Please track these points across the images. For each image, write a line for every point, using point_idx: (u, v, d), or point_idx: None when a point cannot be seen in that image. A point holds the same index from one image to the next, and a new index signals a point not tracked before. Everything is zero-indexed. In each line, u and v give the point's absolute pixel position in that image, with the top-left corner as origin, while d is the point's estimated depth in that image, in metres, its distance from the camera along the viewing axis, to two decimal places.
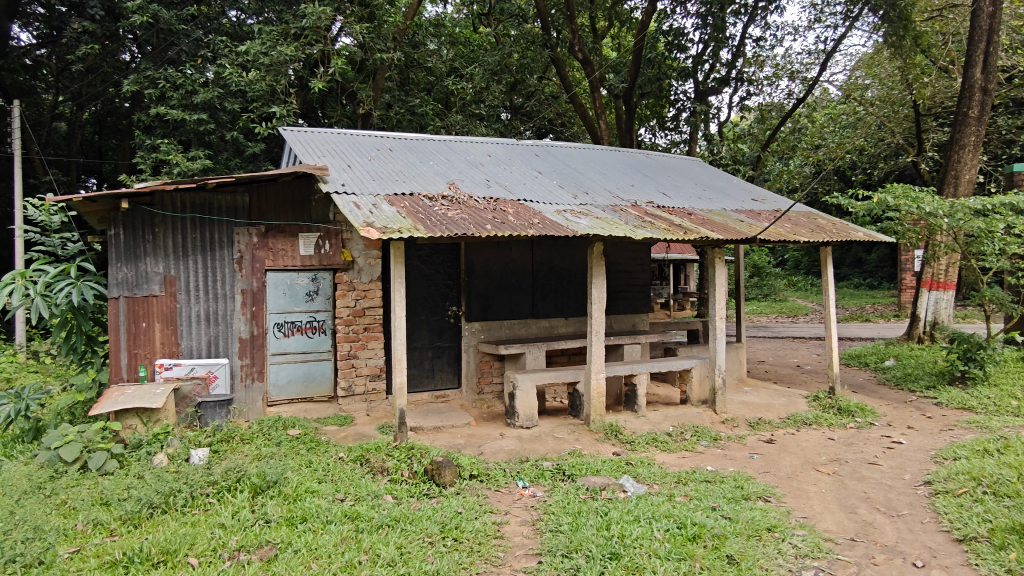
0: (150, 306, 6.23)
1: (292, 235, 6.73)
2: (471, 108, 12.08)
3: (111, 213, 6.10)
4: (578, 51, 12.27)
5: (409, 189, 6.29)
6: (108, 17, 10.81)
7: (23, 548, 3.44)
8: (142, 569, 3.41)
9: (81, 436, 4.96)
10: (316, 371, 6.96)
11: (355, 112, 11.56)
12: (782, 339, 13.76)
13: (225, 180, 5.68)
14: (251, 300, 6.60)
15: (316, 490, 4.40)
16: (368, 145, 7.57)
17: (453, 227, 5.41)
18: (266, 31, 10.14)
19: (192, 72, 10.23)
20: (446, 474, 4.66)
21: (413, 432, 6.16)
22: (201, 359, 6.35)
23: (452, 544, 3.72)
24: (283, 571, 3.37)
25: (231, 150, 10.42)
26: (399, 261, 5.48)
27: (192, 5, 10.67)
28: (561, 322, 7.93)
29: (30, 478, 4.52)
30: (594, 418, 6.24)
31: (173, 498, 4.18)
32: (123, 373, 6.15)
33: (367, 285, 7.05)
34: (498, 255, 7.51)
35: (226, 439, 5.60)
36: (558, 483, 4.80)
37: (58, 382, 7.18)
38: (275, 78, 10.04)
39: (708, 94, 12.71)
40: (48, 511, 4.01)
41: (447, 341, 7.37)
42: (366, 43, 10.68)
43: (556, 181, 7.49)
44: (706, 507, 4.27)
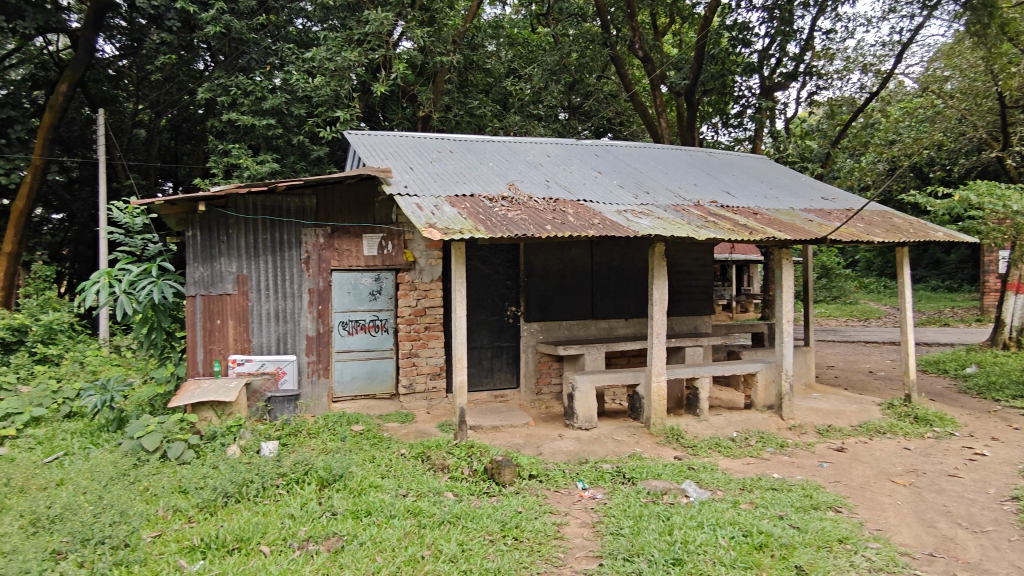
0: (224, 304, 6.53)
1: (356, 236, 6.91)
2: (530, 108, 12.21)
3: (189, 215, 6.42)
4: (638, 48, 12.08)
5: (471, 189, 6.37)
6: (184, 28, 11.31)
7: (112, 531, 3.66)
8: (218, 555, 3.57)
9: (161, 427, 5.25)
10: (379, 369, 7.13)
11: (416, 114, 11.77)
12: (854, 343, 13.18)
13: (294, 183, 5.88)
14: (318, 299, 6.81)
15: (379, 485, 4.51)
16: (430, 147, 7.71)
17: (514, 227, 5.44)
18: (331, 37, 10.43)
19: (261, 79, 10.65)
20: (506, 473, 4.69)
21: (473, 431, 6.22)
22: (271, 355, 6.61)
23: (512, 544, 3.74)
24: (349, 563, 3.46)
25: (297, 153, 10.74)
26: (460, 262, 5.55)
27: (262, 14, 11.09)
28: (621, 323, 7.84)
29: (116, 465, 4.81)
30: (655, 421, 6.15)
31: (246, 488, 4.37)
32: (199, 367, 6.49)
33: (428, 285, 7.15)
34: (557, 255, 7.51)
35: (294, 433, 5.80)
36: (619, 485, 4.76)
37: (139, 375, 7.61)
38: (339, 83, 10.32)
39: (775, 89, 12.31)
40: (133, 496, 4.25)
41: (506, 340, 7.44)
42: (426, 47, 10.86)
43: (617, 180, 7.43)
44: (773, 515, 4.15)
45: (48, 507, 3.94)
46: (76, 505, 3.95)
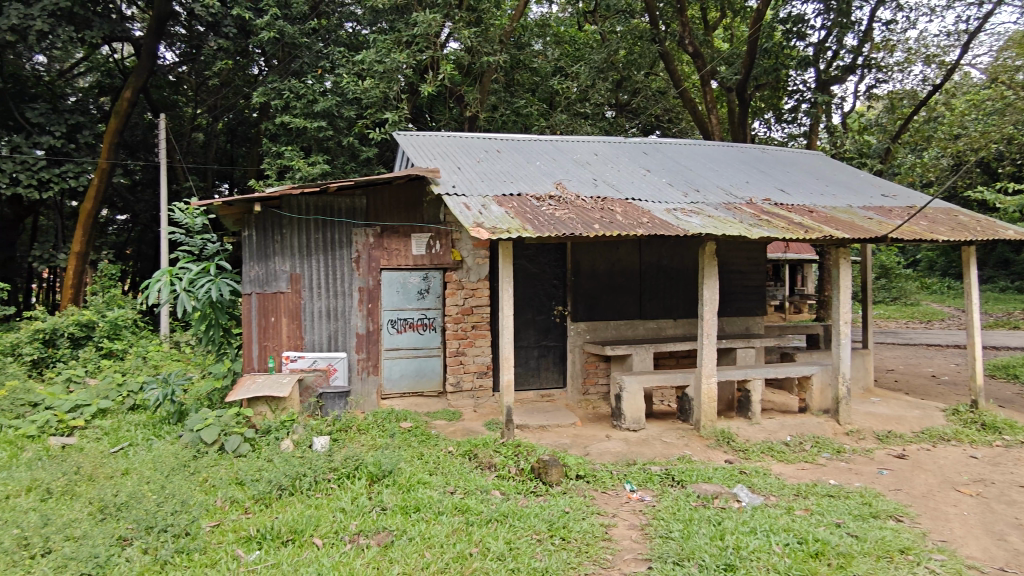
0: (278, 302, 6.72)
1: (405, 236, 6.99)
2: (576, 107, 12.08)
3: (245, 216, 6.63)
4: (688, 44, 11.85)
5: (518, 189, 6.38)
6: (240, 34, 11.67)
7: (174, 520, 3.81)
8: (273, 545, 3.68)
9: (219, 420, 5.44)
10: (427, 367, 7.18)
11: (463, 114, 11.85)
12: (915, 346, 12.67)
13: (344, 183, 6.00)
14: (368, 297, 6.93)
15: (427, 481, 4.56)
16: (478, 147, 7.76)
17: (562, 226, 5.42)
18: (381, 39, 10.60)
19: (313, 82, 10.92)
20: (553, 473, 4.68)
21: (519, 430, 6.23)
22: (323, 353, 6.76)
23: (560, 544, 3.73)
24: (399, 557, 3.51)
25: (347, 155, 10.93)
26: (508, 262, 5.56)
27: (314, 19, 11.37)
28: (670, 323, 7.71)
29: (177, 456, 5.00)
30: (705, 423, 6.03)
31: (299, 481, 4.48)
32: (254, 363, 6.69)
33: (475, 284, 7.20)
34: (605, 254, 7.45)
35: (345, 429, 5.93)
36: (667, 488, 4.69)
37: (198, 369, 7.90)
38: (388, 85, 10.48)
39: (831, 83, 11.89)
40: (193, 487, 4.41)
41: (553, 340, 7.43)
42: (474, 47, 10.92)
43: (666, 179, 7.33)
44: (830, 523, 4.02)
45: (114, 495, 4.13)
46: (140, 494, 4.12)
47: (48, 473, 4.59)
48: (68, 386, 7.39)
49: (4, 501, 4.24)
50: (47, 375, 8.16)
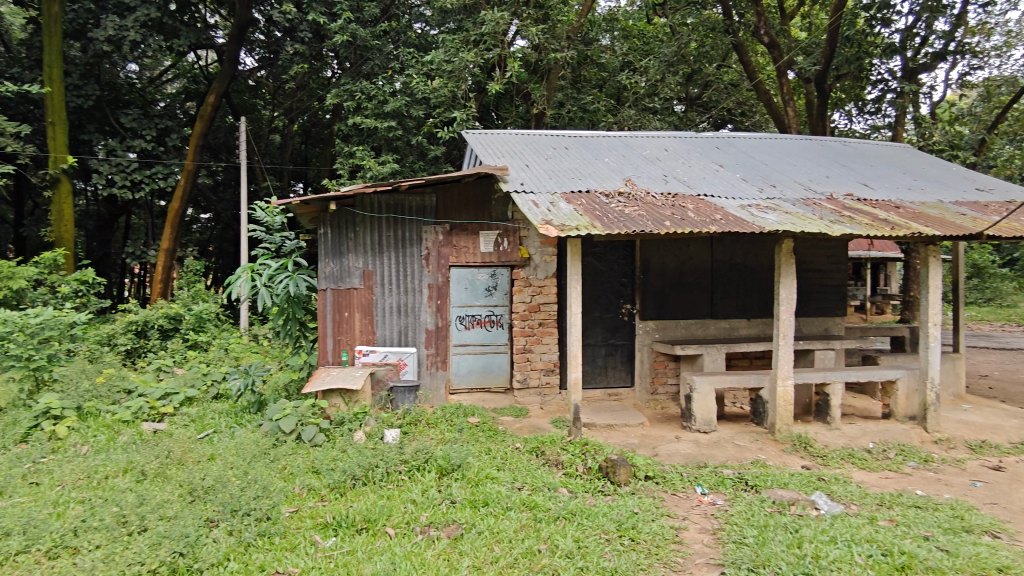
0: (351, 298, 6.94)
1: (473, 233, 7.07)
2: (645, 101, 11.81)
3: (321, 214, 6.87)
4: (763, 34, 11.46)
5: (587, 186, 6.34)
6: (315, 38, 12.06)
7: (256, 504, 4.01)
8: (349, 533, 3.81)
9: (296, 411, 5.67)
10: (494, 363, 7.25)
11: (529, 112, 11.96)
12: (1012, 351, 11.82)
13: (416, 182, 6.12)
14: (437, 294, 7.04)
15: (495, 476, 4.61)
16: (546, 144, 7.76)
17: (632, 223, 5.35)
18: (449, 39, 10.73)
19: (383, 83, 11.19)
20: (621, 473, 4.63)
21: (586, 429, 6.19)
22: (393, 347, 6.93)
23: (629, 544, 3.70)
24: (469, 550, 3.57)
25: (415, 154, 11.13)
26: (576, 259, 5.54)
27: (385, 21, 11.71)
28: (743, 323, 7.49)
29: (258, 444, 5.25)
30: (780, 427, 5.84)
31: (372, 472, 4.62)
32: (329, 356, 6.94)
33: (543, 282, 7.19)
34: (675, 252, 7.31)
35: (414, 422, 6.07)
36: (740, 493, 4.57)
37: (277, 361, 8.26)
38: (456, 84, 10.63)
39: (918, 72, 11.25)
40: (273, 473, 4.62)
41: (621, 339, 7.36)
42: (541, 44, 10.93)
43: (740, 174, 7.12)
44: (917, 535, 3.81)
45: (202, 479, 4.37)
46: (225, 479, 4.35)
47: (142, 456, 4.91)
48: (158, 375, 7.88)
49: (104, 481, 4.57)
50: (140, 364, 8.72)
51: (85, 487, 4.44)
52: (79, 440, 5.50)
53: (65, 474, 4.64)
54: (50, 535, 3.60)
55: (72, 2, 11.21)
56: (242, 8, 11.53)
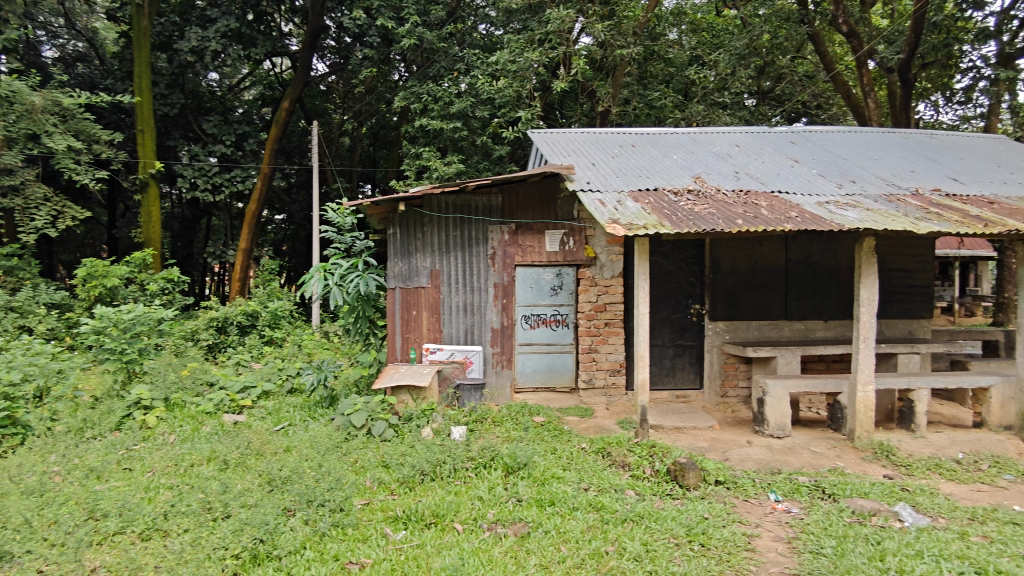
0: (419, 296, 7.10)
1: (539, 232, 7.06)
2: (714, 96, 11.50)
3: (391, 215, 7.05)
4: (842, 23, 10.90)
5: (654, 184, 6.24)
6: (383, 43, 12.35)
7: (331, 495, 4.15)
8: (418, 527, 3.89)
9: (367, 406, 5.83)
10: (560, 363, 7.20)
11: (594, 109, 11.92)
12: None
13: (482, 182, 6.18)
14: (502, 293, 7.09)
15: (561, 476, 4.60)
16: (612, 142, 7.69)
17: (702, 222, 5.24)
18: (514, 39, 10.75)
19: (449, 85, 11.36)
20: (691, 477, 4.53)
21: (653, 431, 6.10)
22: (460, 345, 7.05)
23: (699, 550, 3.62)
24: (536, 549, 3.59)
25: (480, 154, 11.23)
26: (643, 259, 5.46)
27: (451, 24, 11.95)
28: (820, 325, 7.19)
29: (330, 437, 5.43)
30: (860, 434, 5.58)
31: (440, 467, 4.69)
32: (397, 354, 7.15)
33: (609, 281, 7.13)
34: (747, 251, 7.10)
35: (480, 419, 6.14)
36: (817, 501, 4.40)
37: (347, 357, 8.53)
38: (521, 84, 10.65)
39: (1016, 57, 10.46)
40: (345, 466, 4.76)
41: (689, 339, 7.21)
42: (607, 41, 10.81)
43: (817, 169, 6.84)
44: (1015, 553, 3.56)
45: (279, 469, 4.56)
46: (301, 470, 4.53)
47: (224, 446, 5.17)
48: (237, 369, 8.27)
49: (190, 468, 4.84)
50: (220, 358, 9.19)
51: (174, 474, 4.71)
52: (166, 429, 5.84)
53: (155, 461, 4.94)
54: (142, 517, 3.84)
55: (159, 16, 11.99)
56: (314, 16, 11.90)
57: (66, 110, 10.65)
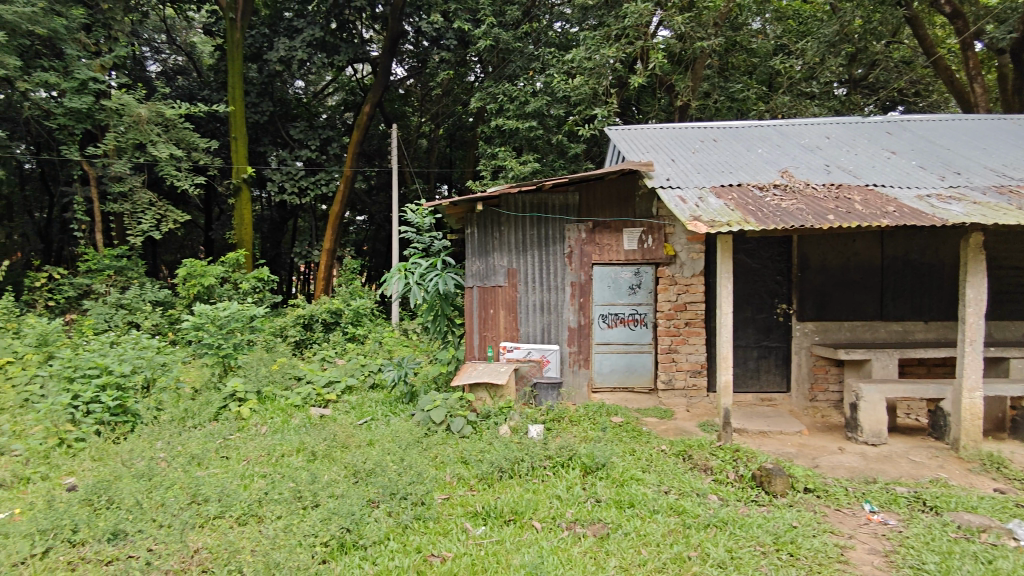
0: (496, 295, 7.18)
1: (617, 230, 6.96)
2: (800, 86, 11.00)
3: (468, 214, 7.16)
4: (944, 4, 10.21)
5: (738, 179, 6.04)
6: (460, 45, 12.55)
7: (413, 489, 4.26)
8: (497, 523, 3.93)
9: (446, 402, 5.95)
10: (638, 363, 7.10)
11: (672, 104, 11.68)
12: None
13: (559, 181, 6.16)
14: (579, 292, 7.04)
15: (641, 478, 4.54)
16: (693, 137, 7.49)
17: (790, 218, 5.05)
18: (591, 36, 10.66)
19: (524, 84, 11.41)
20: (778, 484, 4.36)
21: (737, 434, 5.91)
22: (537, 344, 7.07)
23: (788, 559, 3.48)
24: (616, 551, 3.55)
25: (555, 152, 11.19)
26: (726, 256, 5.30)
27: (526, 23, 11.98)
28: (920, 326, 6.75)
29: (411, 432, 5.57)
30: (965, 444, 5.20)
31: (518, 465, 4.72)
32: (476, 351, 7.25)
33: (689, 280, 6.94)
34: (838, 248, 6.75)
35: (558, 418, 6.15)
36: (917, 513, 4.13)
37: (426, 354, 8.73)
38: (597, 80, 10.54)
39: None
40: (426, 461, 4.88)
41: (775, 340, 6.92)
42: (686, 33, 10.49)
43: (916, 161, 6.42)
44: None
45: (363, 462, 4.73)
46: (384, 463, 4.67)
47: (312, 438, 5.40)
48: (323, 365, 8.64)
49: (281, 458, 5.09)
50: (307, 354, 9.62)
51: (266, 463, 4.97)
52: (259, 421, 6.18)
53: (249, 450, 5.23)
54: (239, 503, 4.07)
55: (251, 28, 12.66)
56: (394, 22, 12.23)
57: (168, 120, 11.41)
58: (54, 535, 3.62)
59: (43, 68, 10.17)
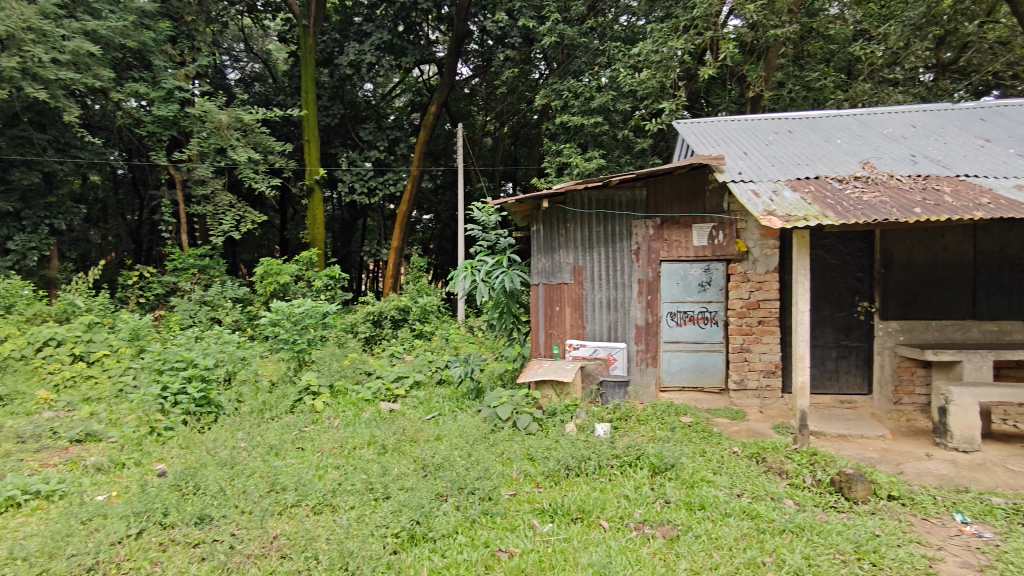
0: (562, 292, 7.19)
1: (686, 226, 6.79)
2: (883, 73, 10.50)
3: (535, 212, 7.23)
4: None
5: (815, 172, 5.80)
6: (524, 43, 12.60)
7: (481, 484, 4.30)
8: (564, 521, 3.93)
9: (512, 399, 5.99)
10: (708, 362, 6.89)
11: (744, 95, 11.37)
12: None
13: (626, 176, 6.08)
14: (647, 289, 6.93)
15: (712, 480, 4.43)
16: (766, 129, 7.24)
17: (872, 212, 4.81)
18: (658, 28, 10.40)
19: (589, 80, 11.30)
20: (859, 490, 4.17)
21: (814, 437, 5.68)
22: (603, 342, 7.00)
23: (870, 569, 3.32)
24: (686, 553, 3.48)
25: (621, 148, 11.05)
26: (803, 252, 5.11)
27: (591, 18, 11.88)
28: (1018, 326, 6.28)
29: (478, 428, 5.63)
30: None
31: (585, 463, 4.70)
32: (541, 349, 7.28)
33: (763, 276, 6.69)
34: (925, 243, 6.37)
35: (625, 417, 6.06)
36: (1016, 526, 3.85)
37: (492, 351, 8.80)
38: (665, 73, 10.31)
39: None
40: (493, 457, 4.92)
41: (856, 340, 6.62)
42: (758, 21, 10.06)
43: (1014, 149, 5.97)
44: None
45: (432, 456, 4.82)
46: (451, 458, 4.75)
47: (382, 431, 5.55)
48: (392, 361, 8.85)
49: (353, 450, 5.25)
50: (376, 350, 9.87)
51: (339, 455, 5.14)
52: (332, 414, 6.39)
53: (323, 442, 5.41)
54: (315, 492, 4.23)
55: (323, 34, 13.11)
56: (460, 22, 12.39)
57: (247, 125, 11.92)
58: (147, 517, 3.85)
59: (134, 79, 10.86)
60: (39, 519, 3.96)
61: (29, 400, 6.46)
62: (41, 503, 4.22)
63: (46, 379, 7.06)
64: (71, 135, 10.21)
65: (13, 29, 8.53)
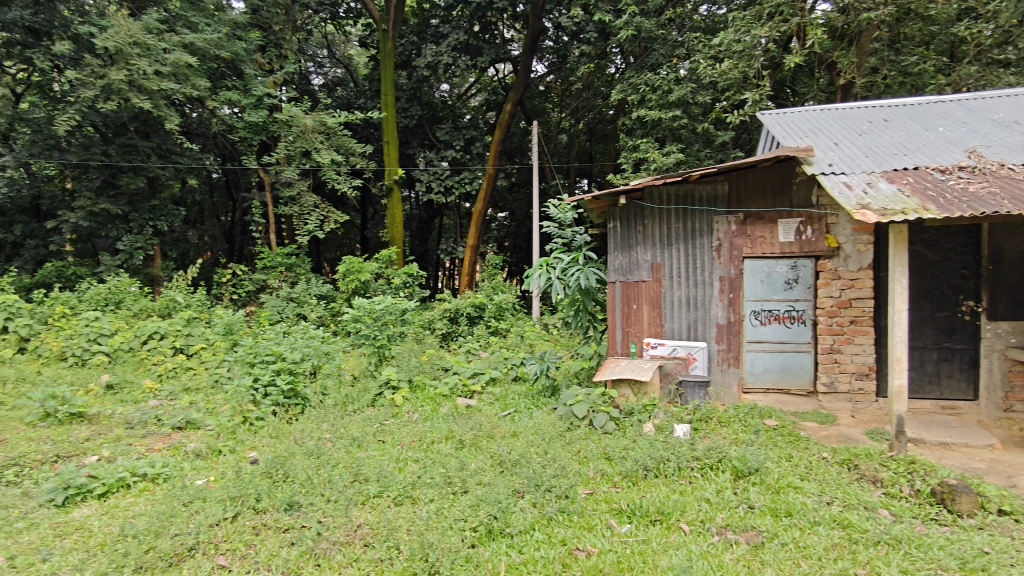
0: (640, 290, 7.13)
1: (771, 221, 6.52)
2: (991, 54, 9.77)
3: (612, 208, 7.19)
4: None
5: (913, 162, 5.45)
6: (600, 37, 12.48)
7: (558, 482, 4.29)
8: (643, 522, 3.87)
9: (588, 398, 5.96)
10: (795, 362, 6.59)
11: (834, 83, 10.90)
12: None
13: (706, 170, 5.92)
14: (729, 287, 6.71)
15: (799, 486, 4.24)
16: (859, 118, 6.85)
17: (979, 204, 4.48)
18: (741, 16, 9.95)
19: (668, 72, 11.06)
20: (964, 502, 3.89)
21: (912, 445, 5.33)
22: (683, 341, 6.84)
23: None
24: (772, 561, 3.35)
25: (701, 141, 10.78)
26: (901, 247, 4.82)
27: (669, 9, 11.60)
28: None
29: (554, 426, 5.63)
30: None
31: (664, 464, 4.61)
32: (617, 347, 7.27)
33: (856, 274, 6.30)
34: None
35: (706, 419, 5.90)
36: None
37: (567, 349, 8.78)
38: (747, 63, 9.98)
39: None
40: (570, 456, 4.89)
41: (960, 342, 6.17)
42: (849, 5, 9.45)
43: None
44: None
45: (508, 452, 4.86)
46: (528, 455, 4.77)
47: (459, 427, 5.63)
48: (468, 357, 8.98)
49: (432, 444, 5.36)
50: (453, 346, 10.05)
51: (418, 448, 5.26)
52: (411, 408, 6.56)
53: (403, 436, 5.56)
54: (396, 484, 4.34)
55: (401, 38, 13.47)
56: (535, 19, 12.41)
57: (330, 128, 12.37)
58: (242, 501, 4.08)
59: (228, 87, 11.51)
60: (147, 499, 4.28)
61: (136, 389, 6.97)
62: (148, 485, 4.54)
63: (151, 369, 7.61)
64: (172, 142, 10.93)
65: (122, 44, 9.20)
